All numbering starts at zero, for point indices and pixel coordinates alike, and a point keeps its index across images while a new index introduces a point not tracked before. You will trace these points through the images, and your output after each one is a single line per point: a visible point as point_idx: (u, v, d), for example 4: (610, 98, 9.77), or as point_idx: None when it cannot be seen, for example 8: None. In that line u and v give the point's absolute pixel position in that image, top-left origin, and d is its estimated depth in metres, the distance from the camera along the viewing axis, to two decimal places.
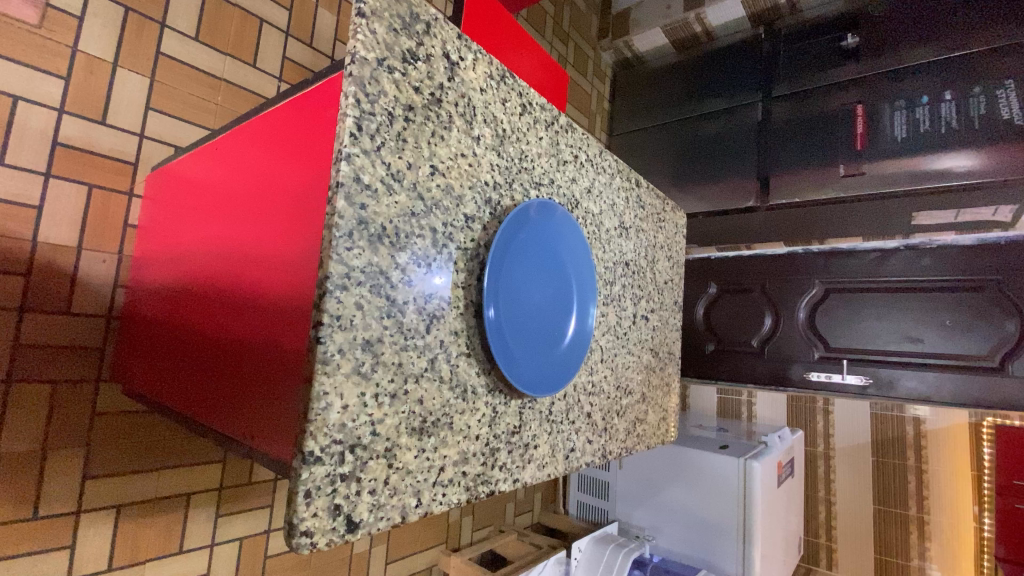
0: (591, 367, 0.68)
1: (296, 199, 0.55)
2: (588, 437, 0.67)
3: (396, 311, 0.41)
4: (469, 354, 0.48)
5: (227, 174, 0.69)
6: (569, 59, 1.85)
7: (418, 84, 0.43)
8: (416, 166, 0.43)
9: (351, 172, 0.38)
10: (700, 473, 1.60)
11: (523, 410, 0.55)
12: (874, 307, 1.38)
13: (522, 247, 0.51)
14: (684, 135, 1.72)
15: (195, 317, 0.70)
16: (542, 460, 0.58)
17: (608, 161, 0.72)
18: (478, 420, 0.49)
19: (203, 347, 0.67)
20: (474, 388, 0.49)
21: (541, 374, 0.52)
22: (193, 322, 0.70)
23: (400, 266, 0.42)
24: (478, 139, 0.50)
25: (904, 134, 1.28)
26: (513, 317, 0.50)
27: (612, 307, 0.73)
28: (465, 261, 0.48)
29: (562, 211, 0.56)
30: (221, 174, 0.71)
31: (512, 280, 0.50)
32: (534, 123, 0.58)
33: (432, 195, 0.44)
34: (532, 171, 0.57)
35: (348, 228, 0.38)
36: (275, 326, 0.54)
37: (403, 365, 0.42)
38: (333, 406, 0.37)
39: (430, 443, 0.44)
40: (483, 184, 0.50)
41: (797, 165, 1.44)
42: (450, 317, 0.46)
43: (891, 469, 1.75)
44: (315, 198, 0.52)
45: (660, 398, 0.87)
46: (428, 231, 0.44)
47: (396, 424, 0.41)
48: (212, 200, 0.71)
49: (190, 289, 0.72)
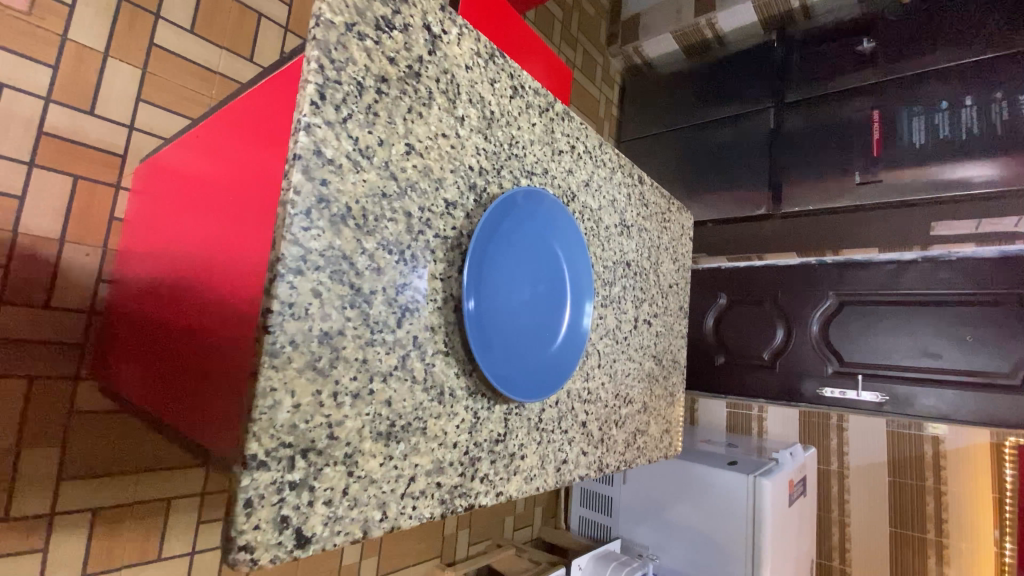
0: (585, 371, 0.63)
1: (264, 191, 0.52)
2: (583, 448, 0.62)
3: (361, 301, 0.37)
4: (446, 350, 0.43)
5: (210, 165, 0.66)
6: (576, 63, 1.81)
7: (394, 54, 0.40)
8: (388, 142, 0.39)
9: (311, 144, 0.34)
10: (708, 490, 1.53)
11: (509, 416, 0.50)
12: (891, 321, 1.33)
13: (513, 239, 0.47)
14: (694, 141, 1.68)
15: (169, 313, 0.68)
16: (529, 472, 0.53)
17: (609, 155, 0.68)
18: (457, 426, 0.44)
19: (176, 344, 0.65)
20: (452, 390, 0.44)
21: (527, 375, 0.48)
22: (168, 317, 0.68)
23: (367, 252, 0.37)
24: (462, 120, 0.46)
25: (923, 141, 1.22)
26: (500, 312, 0.46)
27: (611, 309, 0.69)
28: (444, 251, 0.43)
29: (559, 202, 0.53)
30: (205, 165, 0.67)
31: (500, 272, 0.46)
32: (526, 108, 0.54)
33: (407, 176, 0.40)
34: (522, 159, 0.53)
35: (304, 204, 0.34)
36: (237, 324, 0.51)
37: (367, 361, 0.37)
38: (282, 405, 0.33)
39: (401, 450, 0.40)
40: (467, 168, 0.46)
41: (810, 170, 1.39)
42: (426, 311, 0.42)
43: (909, 490, 1.66)
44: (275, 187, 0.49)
45: (663, 408, 0.81)
46: (401, 213, 0.40)
47: (358, 429, 0.37)
48: (192, 192, 0.69)
49: (167, 285, 0.71)
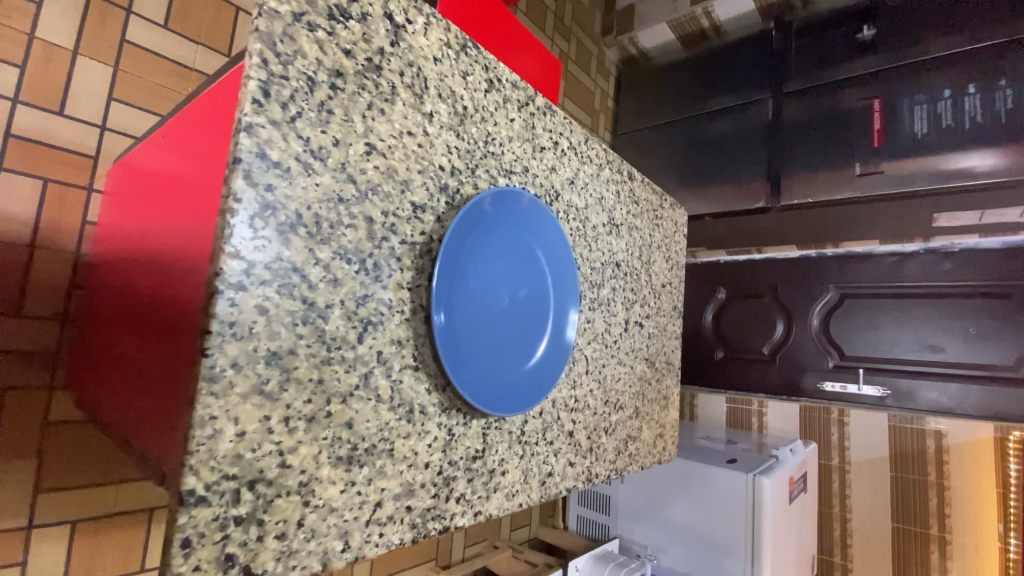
0: (572, 378, 0.60)
1: (208, 188, 0.49)
2: (570, 459, 0.59)
3: (314, 316, 0.34)
4: (415, 365, 0.40)
5: (176, 163, 0.63)
6: (570, 55, 1.76)
7: (350, 46, 0.37)
8: (345, 142, 0.36)
9: (253, 147, 0.31)
10: (708, 488, 1.50)
11: (487, 431, 0.47)
12: (892, 313, 1.30)
13: (489, 244, 0.44)
14: (691, 133, 1.64)
15: (135, 319, 0.66)
16: (511, 488, 0.50)
17: (595, 150, 0.65)
18: (428, 445, 0.42)
19: (139, 351, 0.62)
20: (423, 407, 0.41)
21: (506, 390, 0.45)
22: (133, 323, 0.66)
23: (321, 263, 0.34)
24: (431, 116, 0.42)
25: (925, 130, 1.18)
26: (477, 323, 0.43)
27: (599, 312, 0.66)
28: (412, 258, 0.40)
29: (539, 200, 0.49)
30: (171, 163, 0.64)
31: (475, 279, 0.43)
32: (503, 102, 0.50)
33: (367, 178, 0.37)
34: (500, 156, 0.50)
35: (245, 213, 0.31)
36: (182, 331, 0.48)
37: (323, 381, 0.34)
38: (224, 434, 0.30)
39: (364, 475, 0.37)
40: (437, 168, 0.43)
41: (810, 162, 1.35)
42: (392, 323, 0.39)
43: (911, 485, 1.63)
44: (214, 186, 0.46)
45: (656, 413, 0.78)
46: (361, 219, 0.37)
47: (314, 455, 0.34)
48: (159, 191, 0.67)
49: (135, 290, 0.68)
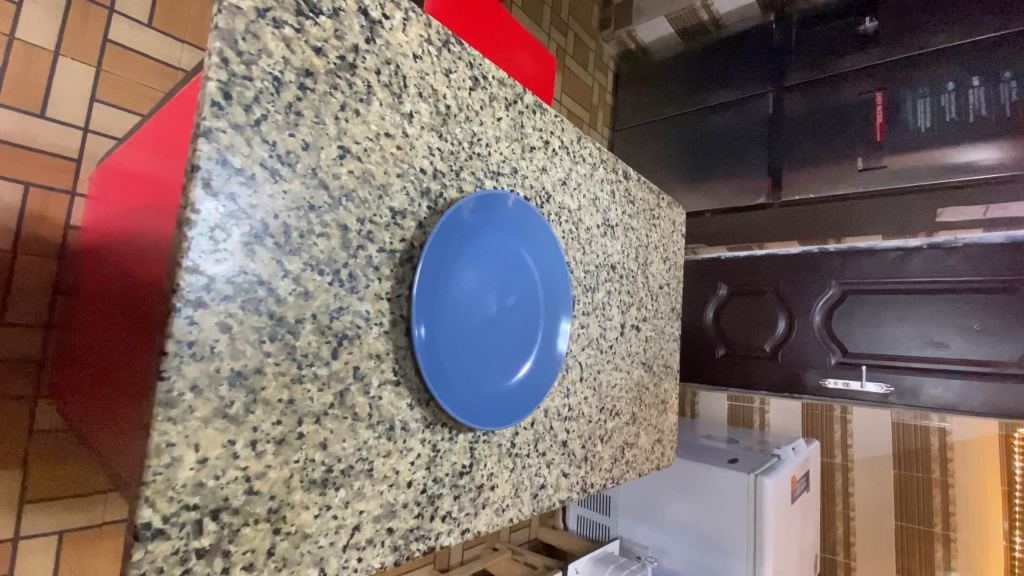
0: (566, 387, 0.58)
1: (167, 189, 0.46)
2: (564, 469, 0.57)
3: (283, 332, 0.32)
4: (396, 379, 0.38)
5: (146, 161, 0.60)
6: (567, 49, 1.73)
7: (320, 44, 0.34)
8: (316, 146, 0.34)
9: (214, 153, 0.29)
10: (709, 489, 1.48)
11: (475, 445, 0.45)
12: (896, 309, 1.29)
13: (474, 251, 0.42)
14: (691, 129, 1.61)
15: (106, 324, 0.63)
16: (501, 503, 0.48)
17: (588, 150, 0.63)
18: (411, 463, 0.40)
19: (108, 357, 0.60)
20: (405, 424, 0.39)
21: (494, 404, 0.43)
22: (104, 329, 0.63)
23: (291, 275, 0.32)
24: (411, 116, 0.40)
25: (928, 124, 1.15)
26: (462, 334, 0.41)
27: (594, 317, 0.63)
28: (391, 266, 0.38)
29: (526, 202, 0.46)
30: (141, 162, 0.61)
31: (460, 289, 0.40)
32: (490, 100, 0.48)
33: (340, 184, 0.35)
34: (487, 157, 0.47)
35: (205, 224, 0.29)
36: (141, 338, 0.46)
37: (294, 401, 0.32)
38: (183, 461, 0.28)
39: (341, 498, 0.35)
40: (418, 171, 0.40)
41: (812, 157, 1.32)
42: (370, 337, 0.37)
43: (915, 483, 1.61)
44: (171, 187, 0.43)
45: (655, 418, 0.76)
46: (335, 227, 0.35)
47: (285, 479, 0.32)
48: (130, 190, 0.64)
49: (106, 294, 0.66)
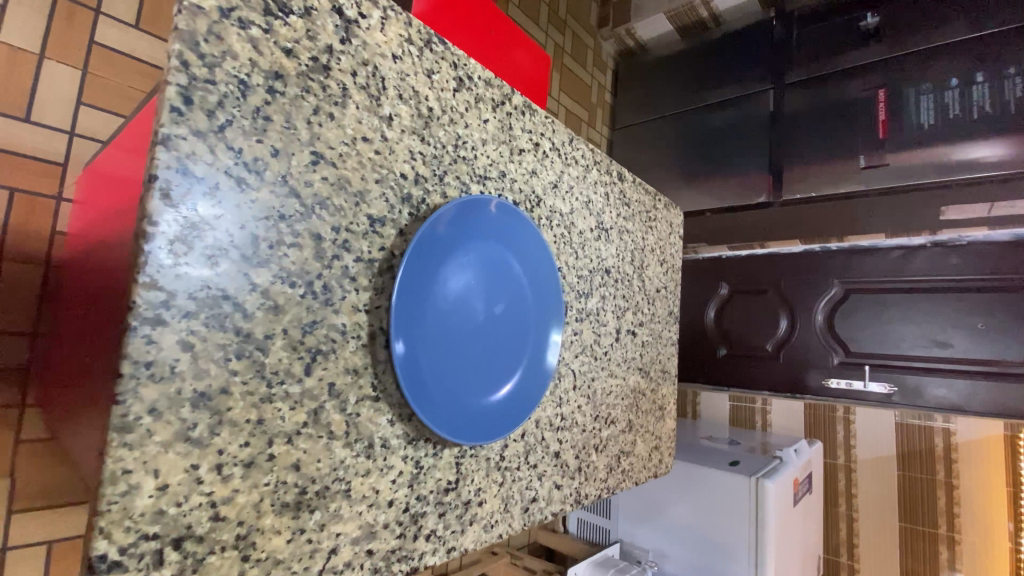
0: (558, 396, 0.56)
1: (126, 191, 0.43)
2: (556, 481, 0.55)
3: (251, 349, 0.30)
4: (376, 394, 0.37)
5: (115, 162, 0.58)
6: (566, 48, 1.67)
7: (291, 44, 0.33)
8: (287, 152, 0.32)
9: (173, 162, 0.28)
10: (710, 491, 1.46)
11: (461, 460, 0.43)
12: (899, 309, 1.27)
13: (456, 261, 0.40)
14: (691, 128, 1.59)
15: (77, 329, 0.61)
16: (489, 519, 0.46)
17: (581, 151, 0.61)
18: (392, 481, 0.38)
19: (76, 362, 0.57)
20: (385, 441, 0.37)
21: (481, 416, 0.41)
22: (77, 334, 0.61)
23: (260, 289, 0.31)
24: (390, 120, 0.38)
25: (932, 121, 1.13)
26: (446, 347, 0.39)
27: (587, 324, 0.61)
28: (369, 277, 0.36)
29: (510, 205, 0.44)
30: (112, 161, 0.59)
31: (443, 301, 0.39)
32: (476, 102, 0.46)
33: (313, 191, 0.33)
34: (473, 161, 0.45)
35: (163, 237, 0.27)
36: (97, 348, 0.43)
37: (263, 421, 0.31)
38: (142, 488, 0.27)
39: (316, 521, 0.33)
40: (398, 177, 0.39)
41: (814, 155, 1.30)
42: (346, 351, 0.35)
43: (919, 485, 1.59)
44: (129, 192, 0.41)
45: (651, 424, 0.74)
46: (307, 237, 0.33)
47: (254, 503, 0.30)
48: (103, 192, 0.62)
49: (77, 297, 0.64)
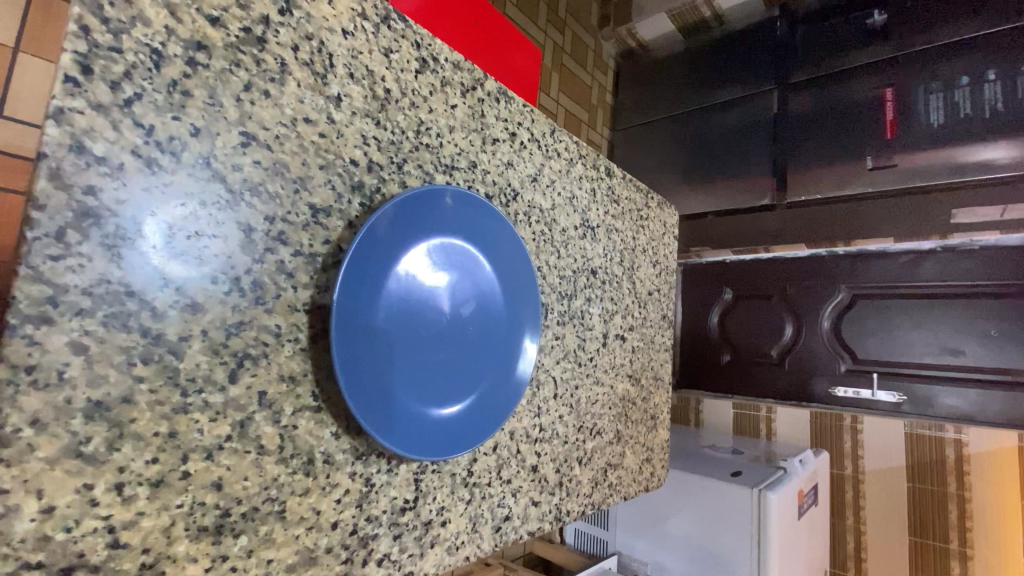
0: (536, 406, 0.52)
1: None
2: (534, 497, 0.50)
3: (161, 352, 0.27)
4: (317, 404, 0.33)
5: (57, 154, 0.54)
6: (565, 48, 1.62)
7: (217, 13, 0.30)
8: (210, 131, 0.29)
9: (67, 139, 0.25)
10: (710, 503, 1.37)
11: (421, 476, 0.39)
12: (908, 315, 1.21)
13: (407, 263, 0.36)
14: (694, 128, 1.53)
15: None
16: (454, 541, 0.41)
17: (564, 144, 0.57)
18: (337, 501, 0.34)
19: None
20: (328, 456, 0.33)
21: (446, 429, 0.38)
22: None
23: (174, 283, 0.27)
24: (338, 101, 0.35)
25: (941, 120, 1.08)
26: (403, 357, 0.36)
27: (570, 327, 0.57)
28: (310, 272, 0.33)
29: (469, 194, 0.39)
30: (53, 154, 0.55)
31: (395, 308, 0.35)
32: (442, 86, 0.42)
33: (241, 175, 0.30)
34: (438, 149, 0.41)
35: (52, 223, 0.24)
36: None
37: (176, 435, 0.27)
38: (23, 510, 0.23)
39: (242, 547, 0.29)
40: (347, 163, 0.35)
41: (819, 156, 1.25)
42: (281, 357, 0.31)
43: (929, 497, 1.47)
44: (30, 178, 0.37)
45: (643, 435, 0.70)
46: (233, 226, 0.30)
47: (163, 528, 0.27)
48: None
49: None
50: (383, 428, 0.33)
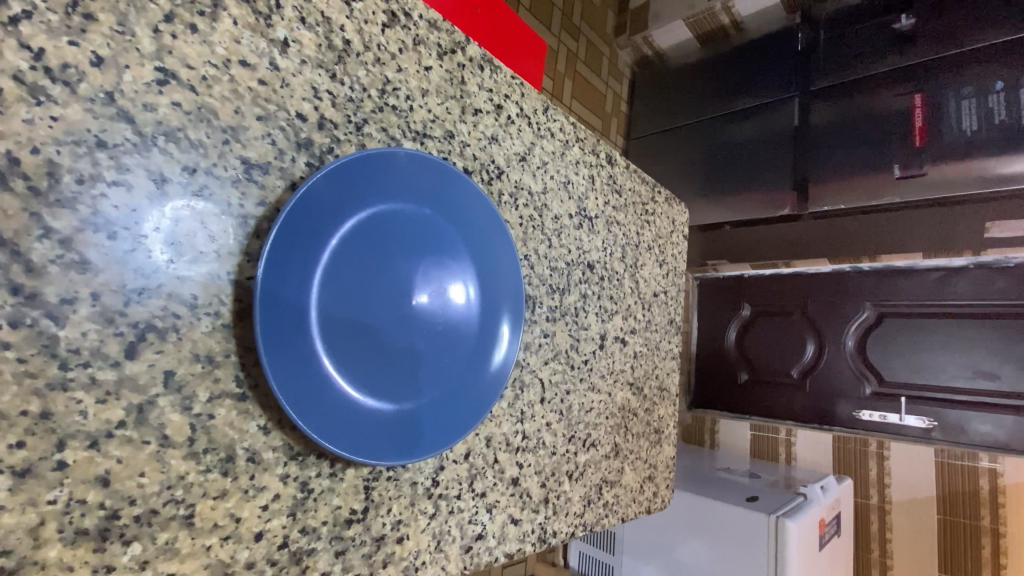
0: (519, 411, 0.46)
1: None
2: (515, 513, 0.44)
3: (36, 316, 0.23)
4: (241, 392, 0.28)
5: None
6: (579, 54, 1.56)
7: None
8: (117, 64, 0.25)
9: None
10: (722, 529, 1.27)
11: (373, 484, 0.34)
12: (939, 334, 1.13)
13: (350, 233, 0.31)
14: (711, 138, 1.43)
15: None
16: (412, 562, 0.36)
17: (559, 124, 0.52)
18: (264, 507, 0.29)
19: None
20: (253, 454, 0.28)
21: (405, 428, 0.32)
22: None
23: (59, 235, 0.23)
24: (284, 47, 0.30)
25: (975, 127, 0.98)
26: (353, 342, 0.31)
27: (562, 324, 0.52)
28: (238, 239, 0.28)
29: (427, 155, 0.34)
30: None
31: (335, 284, 0.30)
32: (415, 45, 0.38)
33: (153, 116, 0.26)
34: (407, 113, 0.37)
35: None
36: None
37: (51, 416, 0.23)
38: None
39: (132, 557, 0.24)
40: (291, 117, 0.31)
41: (843, 165, 1.14)
42: (196, 333, 0.27)
43: (960, 530, 1.33)
44: None
45: (645, 450, 0.63)
46: (140, 174, 0.25)
47: (29, 528, 0.22)
48: None
49: None
50: (321, 423, 0.28)
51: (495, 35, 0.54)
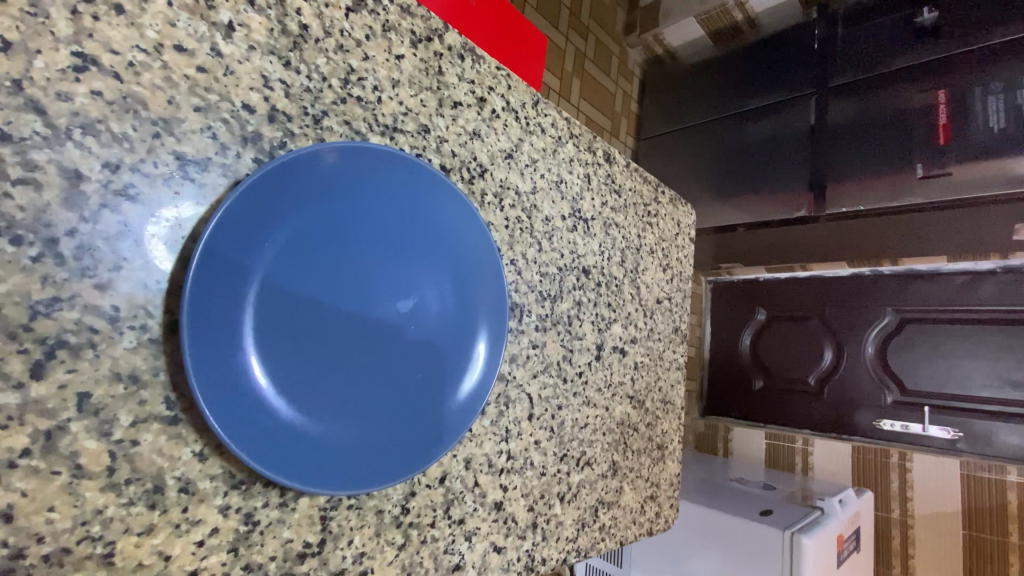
0: (504, 428, 0.43)
1: None
2: (497, 541, 0.41)
3: None
4: (172, 414, 0.25)
5: None
6: (587, 54, 1.51)
7: None
8: (27, 48, 0.22)
9: None
10: (735, 544, 1.22)
11: (331, 513, 0.31)
12: (965, 342, 1.07)
13: (295, 241, 0.28)
14: (723, 138, 1.38)
15: None
16: None
17: (550, 119, 0.49)
18: (199, 544, 0.26)
19: None
20: (187, 483, 0.25)
21: (369, 454, 0.29)
22: None
23: None
24: (229, 31, 0.28)
25: (1003, 125, 0.92)
26: (307, 358, 0.28)
27: (553, 333, 0.48)
28: (169, 242, 0.25)
29: (380, 147, 0.30)
30: None
31: (277, 306, 0.27)
32: (385, 31, 0.35)
33: (65, 105, 0.23)
34: (374, 105, 0.34)
35: None
36: None
37: None
38: None
39: None
40: (235, 109, 0.28)
41: (861, 164, 1.08)
42: (118, 349, 0.24)
43: (988, 548, 1.26)
44: None
45: (646, 467, 0.59)
46: (51, 171, 0.22)
47: None
48: None
49: None
50: (275, 459, 0.26)
51: (487, 26, 0.50)
